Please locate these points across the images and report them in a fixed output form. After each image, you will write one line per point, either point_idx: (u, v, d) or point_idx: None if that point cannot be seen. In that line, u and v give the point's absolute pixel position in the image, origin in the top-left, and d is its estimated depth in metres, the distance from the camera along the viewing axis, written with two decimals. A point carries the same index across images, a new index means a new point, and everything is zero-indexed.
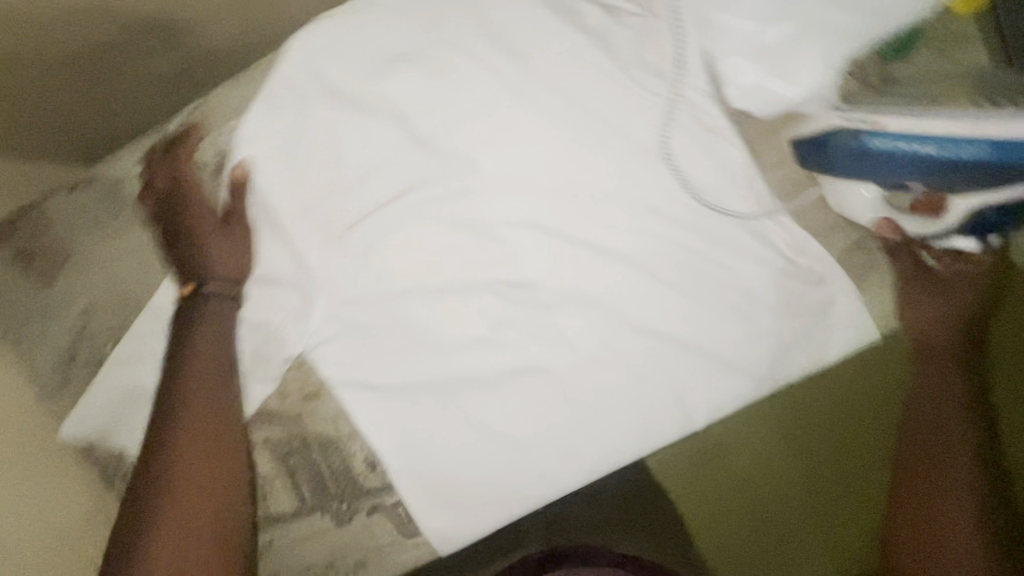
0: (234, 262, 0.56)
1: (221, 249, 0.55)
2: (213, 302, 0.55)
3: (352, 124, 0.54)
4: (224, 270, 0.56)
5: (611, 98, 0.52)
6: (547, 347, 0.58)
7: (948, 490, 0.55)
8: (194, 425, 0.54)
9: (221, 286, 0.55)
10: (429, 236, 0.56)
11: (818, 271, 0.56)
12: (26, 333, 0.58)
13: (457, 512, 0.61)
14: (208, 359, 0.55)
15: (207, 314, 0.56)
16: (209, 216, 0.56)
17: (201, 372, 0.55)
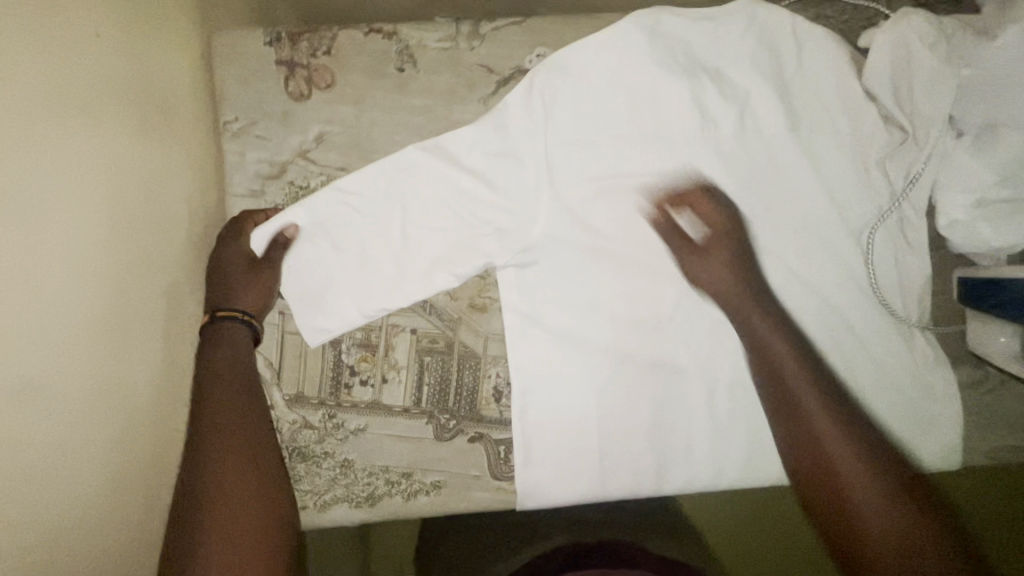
0: (257, 300, 0.56)
1: (248, 284, 0.56)
2: (235, 325, 0.54)
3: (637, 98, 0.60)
4: (244, 296, 0.56)
5: (846, 181, 0.62)
6: (698, 357, 0.63)
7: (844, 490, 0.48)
8: (225, 398, 0.50)
9: (242, 309, 0.55)
10: (650, 218, 0.62)
11: (947, 392, 0.63)
12: (248, 133, 0.58)
13: (552, 471, 0.63)
14: (231, 370, 0.51)
15: (227, 335, 0.53)
16: (241, 263, 0.56)
17: (228, 363, 0.52)
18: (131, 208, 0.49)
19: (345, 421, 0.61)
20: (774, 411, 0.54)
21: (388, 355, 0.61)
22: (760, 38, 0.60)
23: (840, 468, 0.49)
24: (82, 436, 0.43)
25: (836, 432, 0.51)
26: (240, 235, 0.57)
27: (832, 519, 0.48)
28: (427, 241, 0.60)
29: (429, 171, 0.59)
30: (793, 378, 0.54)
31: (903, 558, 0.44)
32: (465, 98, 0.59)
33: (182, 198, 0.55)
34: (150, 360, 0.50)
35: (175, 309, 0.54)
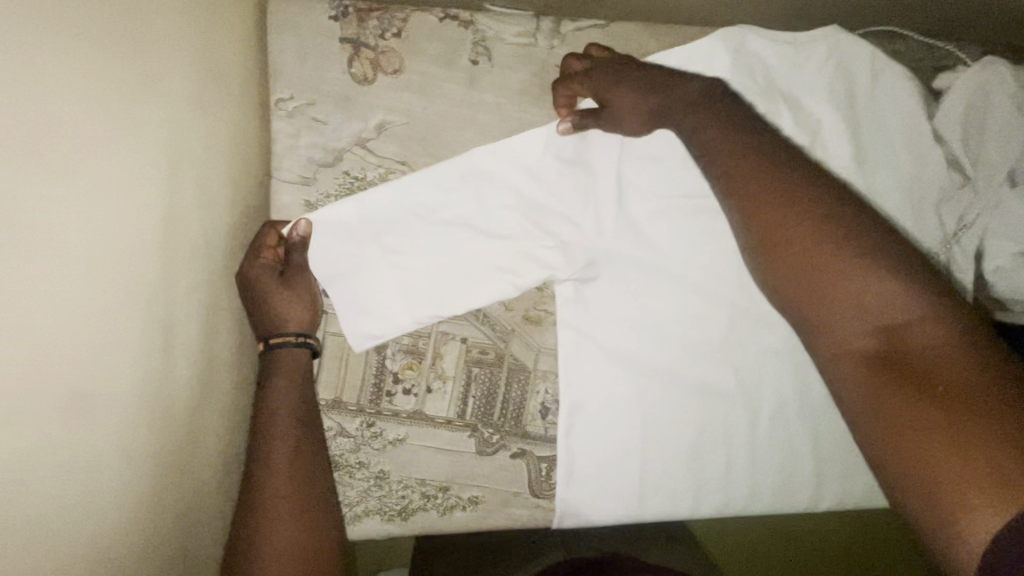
0: (304, 312, 0.53)
1: (289, 299, 0.52)
2: (288, 350, 0.53)
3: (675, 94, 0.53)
4: (289, 316, 0.53)
5: (904, 219, 0.62)
6: (745, 383, 0.63)
7: (884, 396, 0.38)
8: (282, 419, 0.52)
9: (295, 330, 0.53)
10: (711, 237, 0.61)
11: None
12: (303, 113, 0.53)
13: (589, 489, 0.61)
14: (288, 401, 0.52)
15: (283, 363, 0.53)
16: (272, 280, 0.52)
17: (285, 386, 0.53)
18: (184, 190, 0.43)
19: (383, 431, 0.57)
20: (805, 249, 0.41)
21: (434, 364, 0.57)
22: (838, 66, 0.59)
23: (896, 310, 0.39)
24: (126, 446, 0.38)
25: (873, 261, 0.39)
26: (257, 251, 0.52)
27: (878, 371, 0.39)
28: (486, 247, 0.57)
29: (495, 172, 0.56)
30: (802, 213, 0.42)
31: (957, 406, 0.35)
32: (538, 99, 0.57)
33: (231, 177, 0.49)
34: (194, 360, 0.45)
35: (215, 302, 0.48)
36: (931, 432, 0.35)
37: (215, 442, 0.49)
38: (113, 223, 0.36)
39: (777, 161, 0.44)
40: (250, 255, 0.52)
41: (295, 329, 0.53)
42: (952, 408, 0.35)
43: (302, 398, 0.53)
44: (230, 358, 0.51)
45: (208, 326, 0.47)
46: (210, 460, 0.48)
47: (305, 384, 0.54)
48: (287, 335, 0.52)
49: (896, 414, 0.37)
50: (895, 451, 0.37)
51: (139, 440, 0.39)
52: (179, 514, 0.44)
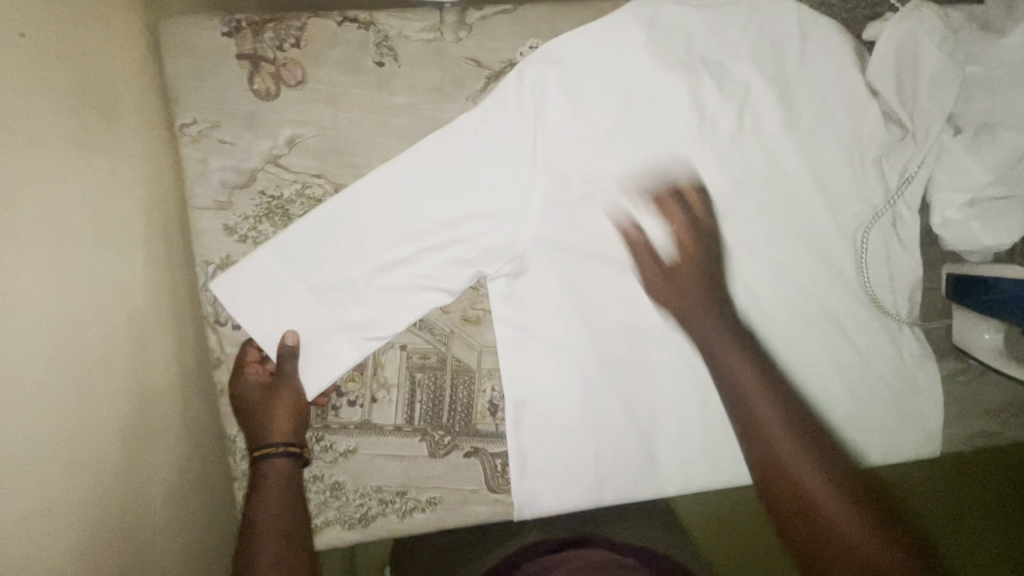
0: (288, 422, 0.55)
1: (272, 410, 0.55)
2: (274, 463, 0.54)
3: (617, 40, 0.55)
4: (273, 428, 0.54)
5: (842, 178, 0.60)
6: (691, 361, 0.62)
7: (801, 511, 0.56)
8: (270, 535, 0.51)
9: (279, 441, 0.54)
10: (641, 219, 0.59)
11: (922, 384, 0.65)
12: (208, 137, 0.52)
13: (544, 481, 0.61)
14: (276, 517, 0.52)
15: (273, 475, 0.54)
16: (255, 393, 0.55)
17: (274, 500, 0.53)
18: (83, 238, 0.42)
19: (334, 444, 0.58)
20: (746, 392, 0.59)
21: (376, 373, 0.58)
22: (763, 29, 0.57)
23: (788, 448, 0.57)
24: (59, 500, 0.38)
25: (770, 396, 0.59)
26: (242, 369, 0.56)
27: (792, 507, 0.56)
28: (411, 256, 0.56)
29: (413, 177, 0.55)
30: (755, 387, 0.59)
31: (838, 525, 0.55)
32: (452, 96, 0.55)
33: (138, 212, 0.48)
34: (127, 399, 0.45)
35: (144, 338, 0.48)
36: (836, 532, 0.55)
37: (161, 477, 0.49)
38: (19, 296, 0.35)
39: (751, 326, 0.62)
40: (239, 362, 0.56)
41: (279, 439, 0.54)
42: (838, 524, 0.55)
43: (292, 511, 0.53)
44: (171, 392, 0.51)
45: (133, 365, 0.46)
46: (156, 493, 0.48)
47: (297, 498, 0.54)
48: (272, 446, 0.54)
49: (813, 524, 0.55)
50: (801, 552, 0.55)
51: (71, 496, 0.39)
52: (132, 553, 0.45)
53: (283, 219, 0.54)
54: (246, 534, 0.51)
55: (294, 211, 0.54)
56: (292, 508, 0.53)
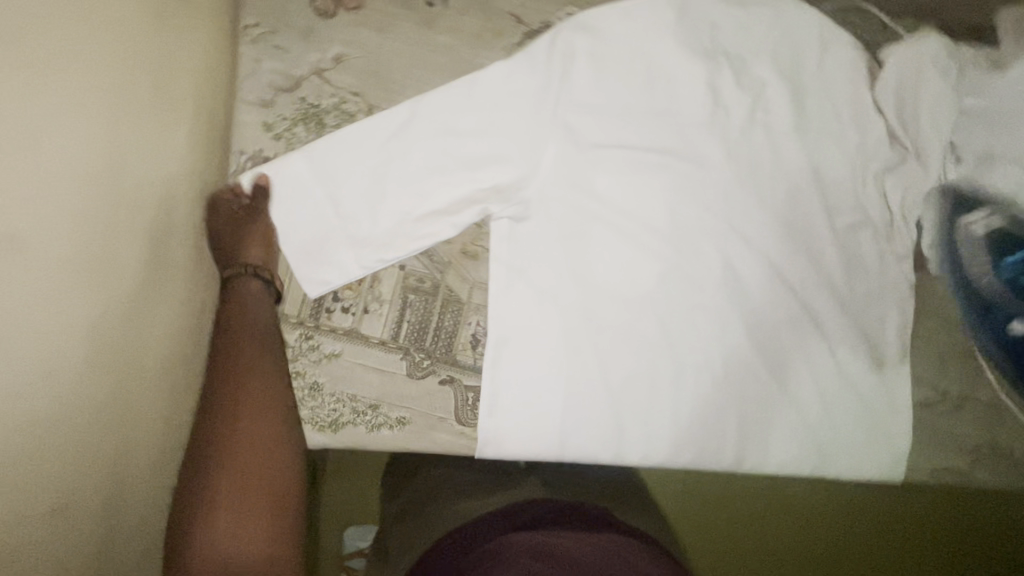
0: (260, 254, 0.58)
1: (246, 240, 0.58)
2: (248, 284, 0.58)
3: (652, 20, 0.60)
4: (246, 255, 0.58)
5: (840, 187, 0.63)
6: (672, 334, 0.64)
7: None
8: (245, 360, 0.55)
9: (247, 265, 0.57)
10: (646, 190, 0.62)
11: (894, 402, 0.66)
12: (267, 41, 0.58)
13: (511, 422, 0.63)
14: (250, 333, 0.56)
15: (243, 297, 0.58)
16: (229, 226, 0.58)
17: (245, 332, 0.56)
18: (101, 184, 0.42)
19: (321, 345, 0.61)
20: None
21: (372, 287, 0.61)
22: (784, 33, 0.61)
23: None
24: (69, 425, 0.38)
25: None
26: (222, 210, 0.58)
27: None
28: (424, 182, 0.60)
29: (438, 108, 0.59)
30: None
31: None
32: (489, 44, 0.60)
33: (160, 169, 0.49)
34: (126, 348, 0.45)
35: (159, 273, 0.49)
36: None
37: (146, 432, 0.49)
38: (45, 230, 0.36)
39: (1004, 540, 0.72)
40: (223, 189, 0.58)
41: (252, 262, 0.58)
42: None
43: (272, 388, 0.56)
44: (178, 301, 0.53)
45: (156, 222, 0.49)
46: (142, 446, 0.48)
47: (267, 319, 0.58)
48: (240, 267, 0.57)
49: None
50: None
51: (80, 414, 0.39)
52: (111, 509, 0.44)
53: (317, 126, 0.59)
54: (219, 360, 0.55)
55: (327, 120, 0.59)
56: (264, 339, 0.57)
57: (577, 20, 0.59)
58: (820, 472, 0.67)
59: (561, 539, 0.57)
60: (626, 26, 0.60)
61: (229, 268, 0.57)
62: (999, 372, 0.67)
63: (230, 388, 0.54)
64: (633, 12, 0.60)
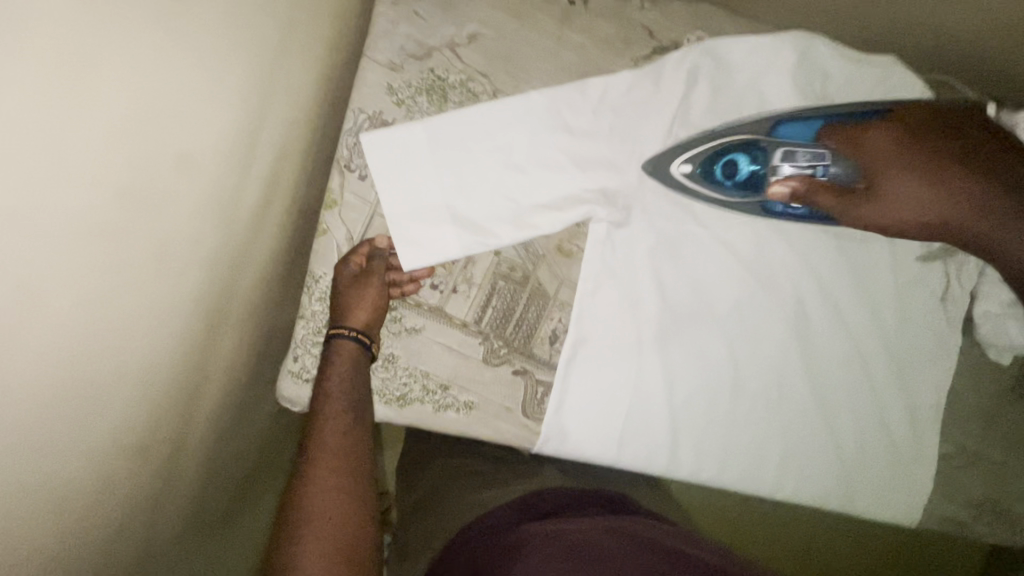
0: (368, 314, 0.57)
1: (356, 298, 0.57)
2: (346, 343, 0.56)
3: (772, 58, 0.63)
4: (353, 314, 0.57)
5: (907, 246, 0.68)
6: (738, 359, 0.67)
7: None
8: (334, 413, 0.53)
9: (351, 326, 0.56)
10: (737, 218, 0.65)
11: (919, 451, 0.71)
12: (406, 4, 0.58)
13: (574, 423, 0.64)
14: (343, 386, 0.55)
15: (339, 354, 0.56)
16: (348, 280, 0.57)
17: (337, 385, 0.55)
18: (168, 110, 0.36)
19: (403, 318, 0.61)
20: None
21: (464, 268, 0.61)
22: (887, 93, 0.63)
23: None
24: (89, 355, 0.36)
25: None
26: (348, 266, 0.58)
27: None
28: (534, 175, 0.60)
29: (559, 105, 0.60)
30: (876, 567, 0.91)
31: None
32: (618, 52, 0.61)
33: (242, 84, 0.42)
34: (155, 288, 0.40)
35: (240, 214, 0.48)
36: None
37: (161, 357, 0.43)
38: (57, 154, 0.29)
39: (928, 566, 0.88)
40: (343, 258, 0.58)
41: (357, 325, 0.57)
42: None
43: (357, 453, 0.52)
44: (242, 232, 0.49)
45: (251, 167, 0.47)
46: (153, 370, 0.43)
47: (361, 378, 0.56)
48: (344, 327, 0.56)
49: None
50: None
51: (104, 345, 0.37)
52: (105, 428, 0.40)
53: (439, 99, 0.59)
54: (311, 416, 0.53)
55: (451, 95, 0.59)
56: (356, 395, 0.55)
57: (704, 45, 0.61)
58: (844, 506, 0.70)
59: (580, 525, 0.55)
60: (748, 60, 0.62)
61: (332, 329, 0.56)
62: (1012, 436, 0.73)
63: (310, 455, 0.51)
64: (756, 47, 0.62)
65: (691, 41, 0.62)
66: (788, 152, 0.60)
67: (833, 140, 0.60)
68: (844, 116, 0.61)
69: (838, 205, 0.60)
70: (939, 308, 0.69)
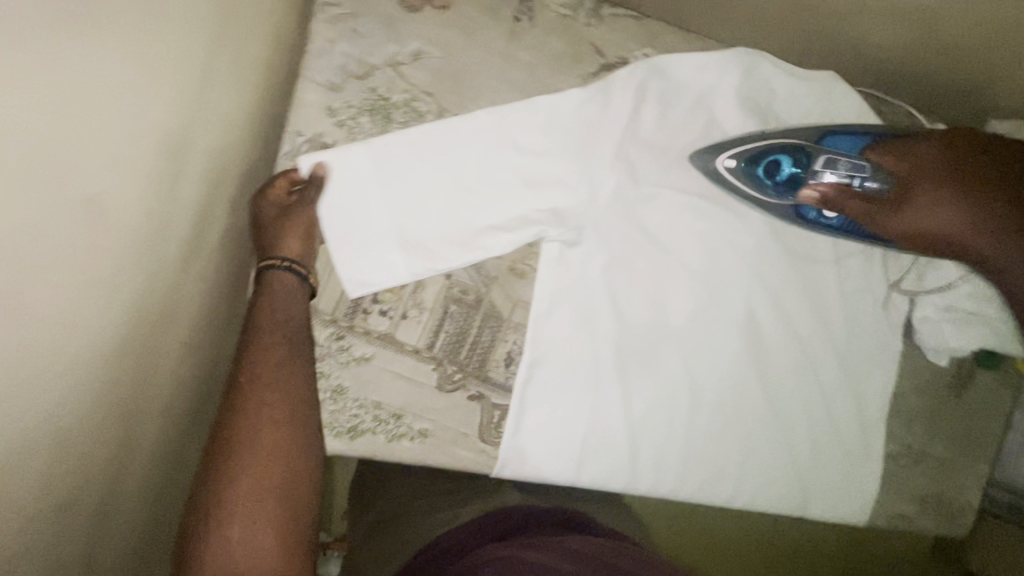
0: (301, 241, 0.53)
1: (284, 228, 0.52)
2: (279, 274, 0.51)
3: (719, 75, 0.63)
4: (284, 243, 0.52)
5: (849, 256, 0.70)
6: (693, 372, 0.67)
7: None
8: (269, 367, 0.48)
9: (283, 256, 0.52)
10: (686, 230, 0.65)
11: (868, 453, 0.73)
12: (344, 21, 0.55)
13: (532, 445, 0.63)
14: (279, 329, 0.49)
15: (274, 288, 0.51)
16: (272, 213, 0.53)
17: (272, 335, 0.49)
18: (69, 151, 0.33)
19: (352, 347, 0.58)
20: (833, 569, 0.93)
21: (415, 292, 0.59)
22: (830, 110, 0.65)
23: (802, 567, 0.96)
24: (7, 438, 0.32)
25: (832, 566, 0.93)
26: (270, 199, 0.53)
27: None
28: (483, 195, 0.59)
29: (507, 122, 0.58)
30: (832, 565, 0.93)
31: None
32: (567, 69, 0.60)
33: (149, 121, 0.38)
34: (68, 354, 0.36)
35: (170, 251, 0.45)
36: None
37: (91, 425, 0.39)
38: None
39: (877, 558, 0.91)
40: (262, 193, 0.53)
41: (289, 254, 0.52)
42: None
43: (294, 415, 0.47)
44: (174, 268, 0.46)
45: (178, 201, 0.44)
46: (82, 442, 0.38)
47: (297, 316, 0.51)
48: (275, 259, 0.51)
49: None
50: None
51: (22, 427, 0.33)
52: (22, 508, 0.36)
53: (383, 119, 0.56)
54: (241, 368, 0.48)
55: (395, 115, 0.57)
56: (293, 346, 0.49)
57: (653, 62, 0.61)
58: (799, 510, 0.72)
59: (531, 544, 0.55)
60: (695, 77, 0.63)
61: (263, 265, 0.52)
62: (951, 434, 0.76)
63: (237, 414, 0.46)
64: (703, 64, 0.62)
65: (639, 59, 0.62)
66: (830, 159, 0.63)
67: (876, 155, 0.64)
68: (890, 132, 0.65)
69: (866, 212, 0.65)
70: (883, 315, 0.71)
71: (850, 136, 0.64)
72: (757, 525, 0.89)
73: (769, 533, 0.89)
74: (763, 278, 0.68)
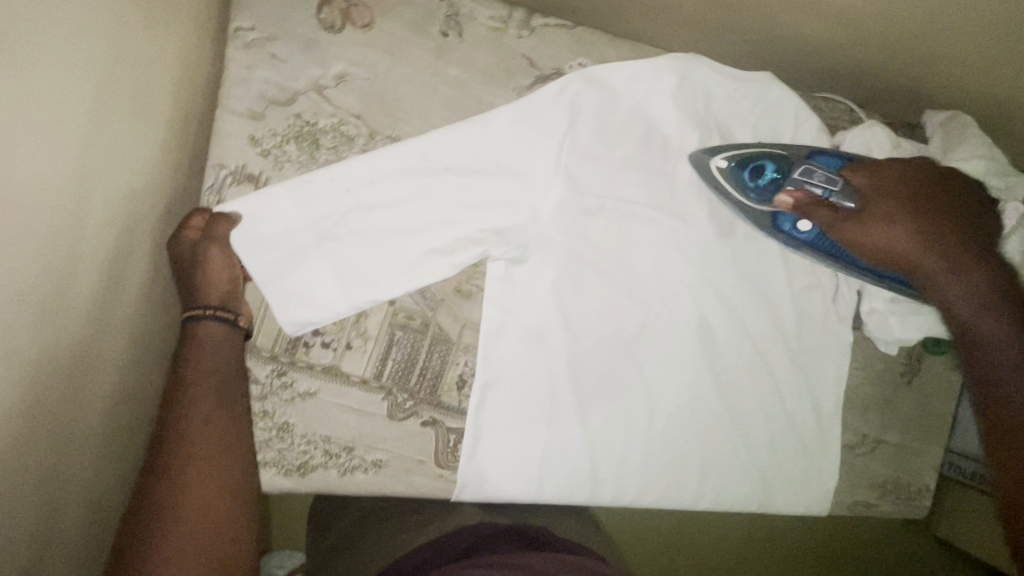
0: (225, 283, 0.51)
1: (205, 271, 0.50)
2: (206, 324, 0.50)
3: (654, 82, 0.63)
4: (208, 290, 0.51)
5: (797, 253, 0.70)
6: (649, 380, 0.67)
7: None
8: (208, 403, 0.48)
9: (208, 303, 0.50)
10: (634, 240, 0.65)
11: (827, 445, 0.74)
12: (261, 46, 0.53)
13: (491, 466, 0.62)
14: (211, 371, 0.49)
15: (201, 336, 0.50)
16: (190, 255, 0.51)
17: (207, 373, 0.49)
18: None
19: (295, 382, 0.56)
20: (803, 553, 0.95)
21: (357, 322, 0.57)
22: (767, 111, 0.65)
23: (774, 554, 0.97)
24: None
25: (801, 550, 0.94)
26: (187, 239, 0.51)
27: None
28: (422, 218, 0.57)
29: (441, 143, 0.57)
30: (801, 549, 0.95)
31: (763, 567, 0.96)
32: (499, 83, 0.59)
33: (27, 178, 0.36)
34: None
35: (79, 304, 0.42)
36: None
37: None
38: None
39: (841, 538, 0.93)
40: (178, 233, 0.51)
41: (213, 301, 0.51)
42: None
43: (233, 449, 0.48)
44: (87, 321, 0.43)
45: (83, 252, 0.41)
46: None
47: (231, 359, 0.50)
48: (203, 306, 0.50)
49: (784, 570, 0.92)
50: None
51: None
52: None
53: (310, 146, 0.55)
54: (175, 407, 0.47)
55: (323, 140, 0.55)
56: (231, 383, 0.50)
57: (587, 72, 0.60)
58: (763, 506, 0.73)
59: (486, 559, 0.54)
60: (631, 86, 0.62)
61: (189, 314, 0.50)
62: (906, 419, 0.77)
63: (175, 450, 0.46)
64: (638, 72, 0.62)
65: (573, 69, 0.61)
66: (811, 168, 0.62)
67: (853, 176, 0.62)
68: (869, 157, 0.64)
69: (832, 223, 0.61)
70: (833, 310, 0.72)
71: (830, 156, 0.63)
72: (727, 520, 0.89)
73: (739, 525, 0.90)
74: (713, 281, 0.68)
